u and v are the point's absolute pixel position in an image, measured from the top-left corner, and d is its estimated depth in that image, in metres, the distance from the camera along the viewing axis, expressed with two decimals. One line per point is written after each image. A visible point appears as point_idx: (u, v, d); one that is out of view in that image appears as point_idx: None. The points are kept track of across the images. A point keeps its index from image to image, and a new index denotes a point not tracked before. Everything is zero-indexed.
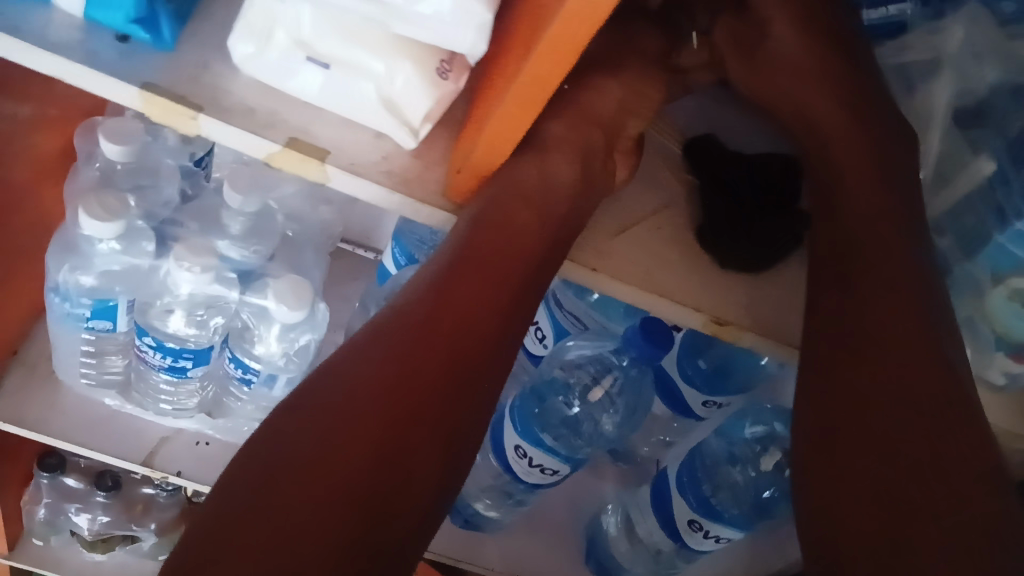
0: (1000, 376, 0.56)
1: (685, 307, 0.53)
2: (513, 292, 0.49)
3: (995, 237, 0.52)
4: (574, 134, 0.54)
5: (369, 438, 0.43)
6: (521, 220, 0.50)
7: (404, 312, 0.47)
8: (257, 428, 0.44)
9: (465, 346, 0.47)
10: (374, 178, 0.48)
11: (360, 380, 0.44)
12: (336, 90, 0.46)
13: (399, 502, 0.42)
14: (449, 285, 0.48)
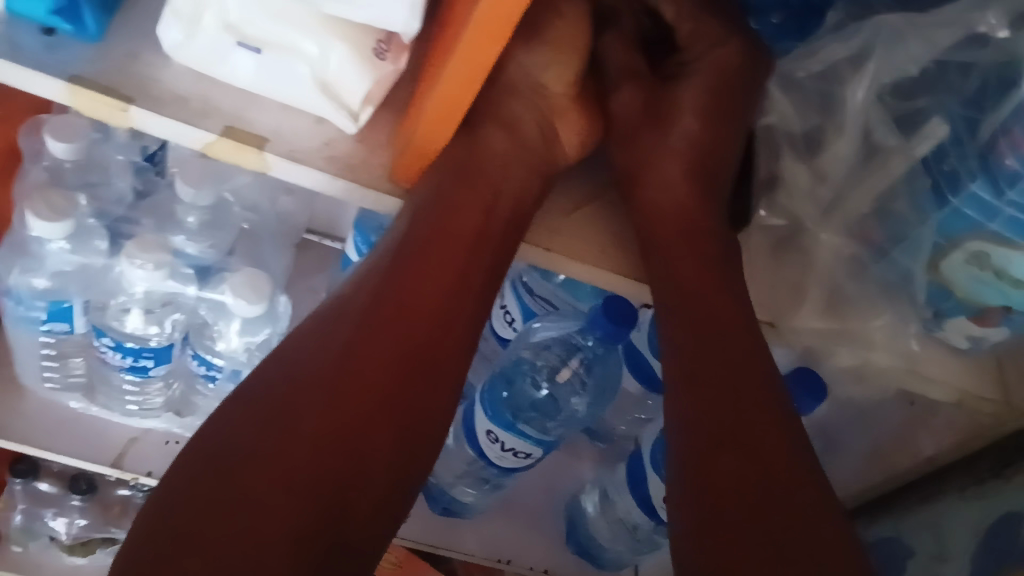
0: (964, 341, 0.57)
1: (642, 282, 0.54)
2: (462, 278, 0.49)
3: (950, 201, 0.52)
4: (509, 119, 0.54)
5: (321, 425, 0.42)
6: (466, 206, 0.50)
7: (353, 298, 0.46)
8: (204, 421, 0.43)
9: (418, 335, 0.46)
10: (314, 164, 0.47)
11: (311, 369, 0.43)
12: (270, 75, 0.45)
13: (355, 496, 0.41)
14: (400, 271, 0.47)
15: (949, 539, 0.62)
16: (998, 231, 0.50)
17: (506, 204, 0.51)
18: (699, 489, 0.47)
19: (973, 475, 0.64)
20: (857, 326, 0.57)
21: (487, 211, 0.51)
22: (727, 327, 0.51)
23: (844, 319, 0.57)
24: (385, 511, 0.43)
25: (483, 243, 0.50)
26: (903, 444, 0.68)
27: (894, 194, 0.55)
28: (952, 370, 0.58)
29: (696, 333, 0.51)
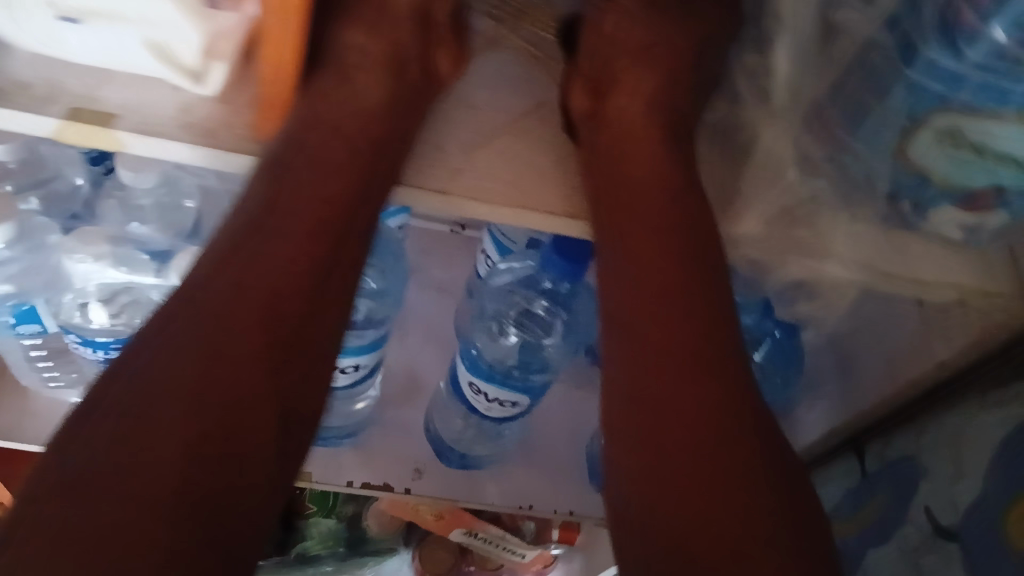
0: (958, 231, 0.49)
1: (558, 217, 0.47)
2: (317, 243, 0.47)
3: (907, 74, 0.43)
4: (386, 75, 0.52)
5: (188, 423, 0.41)
6: (323, 170, 0.48)
7: (212, 272, 0.45)
8: (62, 430, 0.41)
9: (283, 302, 0.46)
10: (171, 135, 0.43)
11: (177, 349, 0.43)
12: (104, 45, 0.41)
13: (234, 478, 0.42)
14: (259, 243, 0.46)
15: (963, 458, 0.56)
16: (969, 102, 0.42)
17: (363, 165, 0.49)
18: (634, 448, 0.47)
19: (994, 379, 0.56)
20: (816, 235, 0.51)
21: (347, 175, 0.49)
22: (661, 269, 0.48)
23: (797, 227, 0.51)
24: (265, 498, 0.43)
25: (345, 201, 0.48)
26: (918, 354, 0.59)
27: (847, 74, 0.47)
28: (948, 266, 0.50)
29: (631, 263, 0.48)
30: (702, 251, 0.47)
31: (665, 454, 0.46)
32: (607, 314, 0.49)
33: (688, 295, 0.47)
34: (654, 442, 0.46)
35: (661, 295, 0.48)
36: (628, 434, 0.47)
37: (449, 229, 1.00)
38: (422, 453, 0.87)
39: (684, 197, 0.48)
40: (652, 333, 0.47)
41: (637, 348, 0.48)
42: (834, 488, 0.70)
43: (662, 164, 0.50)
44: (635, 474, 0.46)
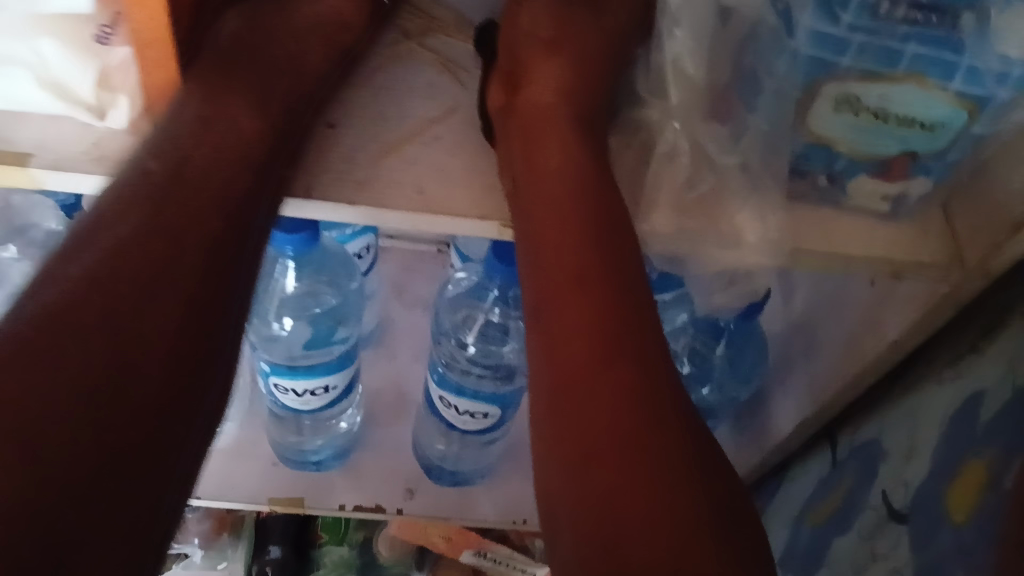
0: (883, 203, 0.49)
1: (468, 219, 0.48)
2: (226, 223, 0.46)
3: (789, 44, 0.43)
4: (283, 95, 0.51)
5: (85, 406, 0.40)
6: (226, 161, 0.47)
7: (95, 270, 0.42)
8: None
9: (186, 306, 0.44)
10: (82, 168, 0.45)
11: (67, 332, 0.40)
12: (8, 89, 0.43)
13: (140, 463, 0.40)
14: (163, 228, 0.44)
15: (918, 434, 0.54)
16: (857, 66, 0.42)
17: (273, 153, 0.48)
18: (555, 430, 0.46)
19: (952, 353, 0.54)
20: (723, 221, 0.47)
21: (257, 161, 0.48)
22: (574, 256, 0.47)
23: (702, 214, 0.47)
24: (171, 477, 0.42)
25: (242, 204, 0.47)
26: (872, 330, 0.58)
27: (746, 47, 0.47)
28: (876, 237, 0.49)
29: (550, 254, 0.47)
30: (616, 237, 0.47)
31: (583, 440, 0.44)
32: (528, 302, 0.48)
33: (605, 286, 0.46)
34: (573, 427, 0.45)
35: (582, 286, 0.46)
36: (551, 421, 0.46)
37: (436, 249, 1.01)
38: (412, 471, 0.88)
39: (600, 192, 0.47)
40: (568, 319, 0.46)
41: (557, 337, 0.47)
42: (810, 478, 0.68)
43: (575, 150, 0.49)
44: (557, 462, 0.45)
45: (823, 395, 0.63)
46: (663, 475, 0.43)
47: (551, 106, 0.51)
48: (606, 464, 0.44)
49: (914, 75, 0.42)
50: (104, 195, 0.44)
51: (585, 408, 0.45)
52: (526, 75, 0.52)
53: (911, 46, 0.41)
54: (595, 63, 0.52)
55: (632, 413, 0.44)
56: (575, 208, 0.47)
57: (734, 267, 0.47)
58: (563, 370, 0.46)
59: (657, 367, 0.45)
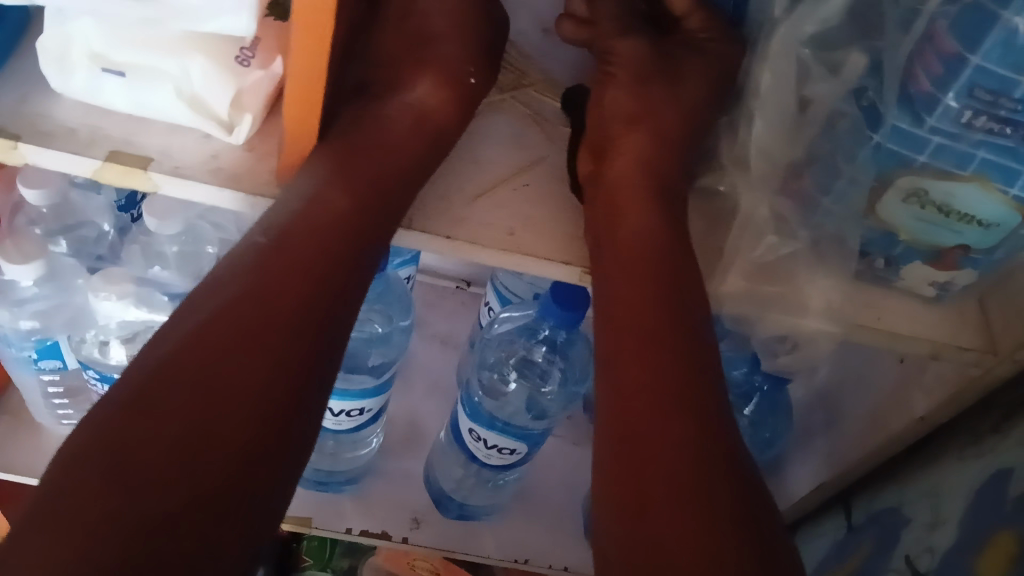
0: (930, 289, 0.53)
1: (554, 262, 0.51)
2: (342, 241, 0.48)
3: (872, 138, 0.48)
4: (392, 165, 0.51)
5: (199, 407, 0.42)
6: (347, 187, 0.49)
7: (192, 336, 0.43)
8: (87, 413, 0.42)
9: (275, 374, 0.44)
10: (201, 178, 0.47)
11: (195, 339, 0.43)
12: (143, 99, 0.46)
13: (246, 465, 0.42)
14: (286, 245, 0.46)
15: (943, 506, 0.58)
16: (931, 163, 0.46)
17: (391, 184, 0.50)
18: (616, 468, 0.46)
19: (974, 433, 0.58)
20: (790, 291, 0.53)
21: (374, 189, 0.50)
22: (649, 307, 0.49)
23: (774, 281, 0.53)
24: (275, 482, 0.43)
25: (336, 277, 0.47)
26: (899, 406, 0.62)
27: (823, 136, 0.50)
28: (921, 319, 0.53)
29: (620, 305, 0.49)
30: (693, 298, 0.49)
31: (642, 482, 0.45)
32: (599, 343, 0.50)
33: (673, 340, 0.48)
34: (631, 466, 0.45)
35: (649, 336, 0.48)
36: (610, 467, 0.47)
37: (454, 286, 1.04)
38: (420, 501, 0.89)
39: (672, 248, 0.50)
40: (635, 362, 0.48)
41: (620, 385, 0.48)
42: (822, 541, 0.71)
43: (659, 210, 0.52)
44: (615, 507, 0.45)
45: (844, 463, 0.67)
46: (722, 524, 0.43)
47: (634, 168, 0.53)
48: (665, 508, 0.44)
49: (979, 179, 0.46)
50: (214, 272, 0.46)
51: (644, 454, 0.45)
52: (613, 140, 0.54)
53: (981, 152, 0.45)
54: (681, 129, 0.54)
55: (693, 459, 0.44)
56: (648, 264, 0.50)
57: (794, 330, 0.53)
58: (625, 416, 0.47)
59: (719, 417, 0.46)
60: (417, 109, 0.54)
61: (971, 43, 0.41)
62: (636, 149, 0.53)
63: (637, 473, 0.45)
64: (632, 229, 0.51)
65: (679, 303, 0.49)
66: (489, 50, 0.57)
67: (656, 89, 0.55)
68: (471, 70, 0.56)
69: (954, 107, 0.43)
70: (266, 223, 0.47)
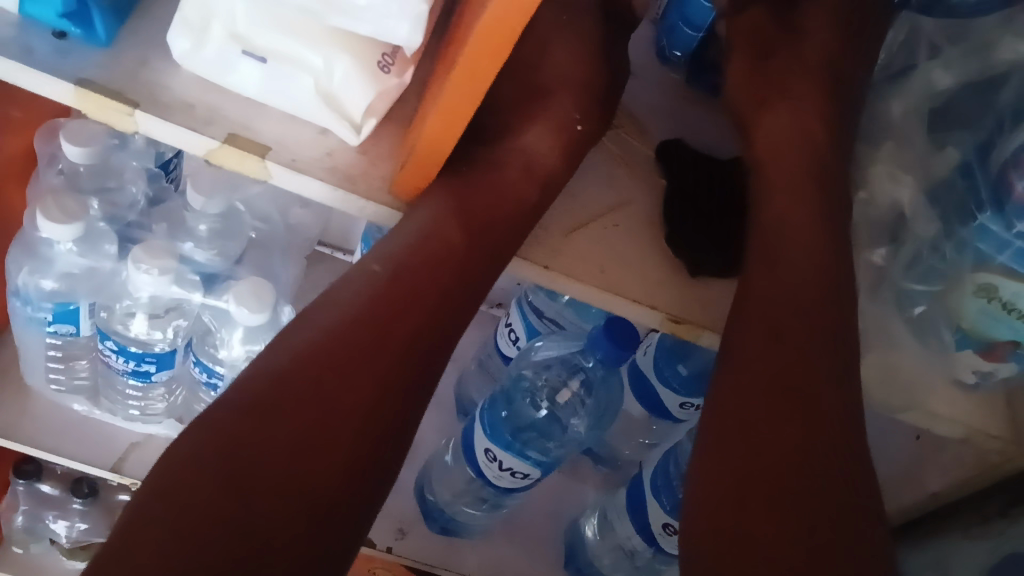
0: (971, 376, 0.55)
1: (642, 306, 0.52)
2: (458, 276, 0.49)
3: (960, 230, 0.53)
4: (506, 204, 0.52)
5: (307, 423, 0.42)
6: (468, 219, 0.50)
7: (304, 348, 0.44)
8: (198, 416, 0.42)
9: (382, 397, 0.44)
10: (314, 174, 0.47)
11: (309, 355, 0.44)
12: (275, 85, 0.46)
13: (344, 486, 0.41)
14: (410, 270, 0.47)
15: None
16: (1007, 264, 0.50)
17: (512, 217, 0.51)
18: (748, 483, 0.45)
19: (981, 515, 0.62)
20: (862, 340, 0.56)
21: (502, 223, 0.51)
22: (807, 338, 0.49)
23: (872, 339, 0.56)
24: (368, 508, 0.42)
25: (443, 312, 0.48)
26: (912, 480, 0.66)
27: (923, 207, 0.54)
28: (960, 404, 0.56)
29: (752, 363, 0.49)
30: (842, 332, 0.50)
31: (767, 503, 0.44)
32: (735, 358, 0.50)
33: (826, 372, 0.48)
34: (771, 484, 0.45)
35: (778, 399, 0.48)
36: (739, 486, 0.45)
37: None
38: (407, 511, 0.87)
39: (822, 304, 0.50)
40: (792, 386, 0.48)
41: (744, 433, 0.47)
42: None
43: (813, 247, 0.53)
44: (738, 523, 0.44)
45: None
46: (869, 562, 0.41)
47: (775, 231, 0.54)
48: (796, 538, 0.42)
49: None
50: (329, 294, 0.47)
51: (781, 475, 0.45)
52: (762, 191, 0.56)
53: None
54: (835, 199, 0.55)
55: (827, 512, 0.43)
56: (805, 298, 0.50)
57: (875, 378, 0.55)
58: (747, 461, 0.46)
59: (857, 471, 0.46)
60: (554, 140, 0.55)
61: None
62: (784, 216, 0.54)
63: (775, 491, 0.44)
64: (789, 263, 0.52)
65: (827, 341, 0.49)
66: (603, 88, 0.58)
67: (790, 161, 0.57)
68: (575, 115, 0.57)
69: None
70: (386, 251, 0.48)
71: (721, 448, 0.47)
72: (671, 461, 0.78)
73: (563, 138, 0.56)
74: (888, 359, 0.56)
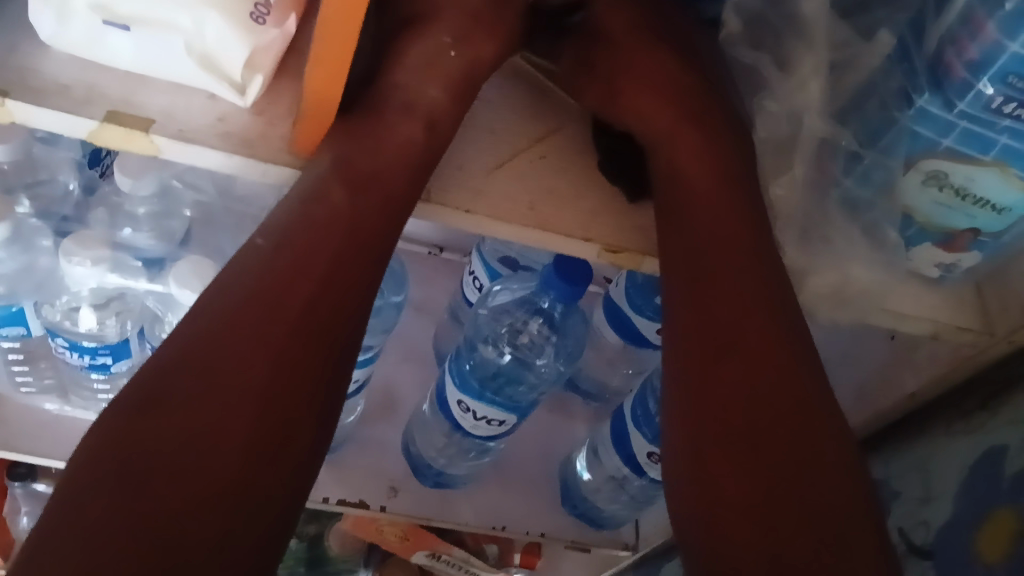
0: (934, 269, 0.54)
1: (575, 239, 0.49)
2: (360, 237, 0.46)
3: (902, 119, 0.48)
4: (389, 151, 0.48)
5: (205, 407, 0.41)
6: (378, 174, 0.47)
7: (200, 333, 0.43)
8: (99, 417, 0.41)
9: (288, 366, 0.42)
10: (206, 142, 0.44)
11: (205, 341, 0.42)
12: (150, 53, 0.43)
13: (258, 465, 0.40)
14: (304, 236, 0.45)
15: (934, 478, 0.60)
16: (953, 147, 0.47)
17: (418, 155, 0.48)
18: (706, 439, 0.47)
19: (961, 411, 0.60)
20: (821, 248, 0.54)
21: (412, 171, 0.48)
22: (739, 279, 0.49)
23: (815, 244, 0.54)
24: (291, 479, 0.42)
25: (353, 273, 0.46)
26: (887, 382, 0.64)
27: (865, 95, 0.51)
28: (925, 300, 0.54)
29: (693, 317, 0.50)
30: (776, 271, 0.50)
31: (722, 461, 0.46)
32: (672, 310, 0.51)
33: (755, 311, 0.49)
34: (727, 442, 0.46)
35: (714, 347, 0.48)
36: (696, 446, 0.47)
37: (427, 252, 1.02)
38: (397, 470, 0.87)
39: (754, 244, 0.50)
40: (727, 336, 0.49)
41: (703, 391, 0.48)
42: None
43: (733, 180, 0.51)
44: (701, 483, 0.46)
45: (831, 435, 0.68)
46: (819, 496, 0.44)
47: (700, 165, 0.52)
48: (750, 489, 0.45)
49: (1000, 164, 0.46)
50: (226, 269, 0.45)
51: (737, 430, 0.46)
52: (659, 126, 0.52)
53: (1004, 139, 0.45)
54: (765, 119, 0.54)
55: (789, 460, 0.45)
56: (727, 236, 0.50)
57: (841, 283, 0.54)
58: (714, 411, 0.47)
59: (821, 404, 0.47)
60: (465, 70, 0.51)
61: (1011, 30, 0.41)
62: (702, 143, 0.52)
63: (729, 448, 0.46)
64: (706, 201, 0.51)
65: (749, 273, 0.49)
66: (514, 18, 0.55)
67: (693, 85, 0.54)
68: (449, 39, 0.50)
69: (987, 93, 0.44)
70: (285, 220, 0.45)
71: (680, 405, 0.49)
72: (649, 392, 0.76)
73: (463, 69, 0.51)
74: (838, 272, 0.53)
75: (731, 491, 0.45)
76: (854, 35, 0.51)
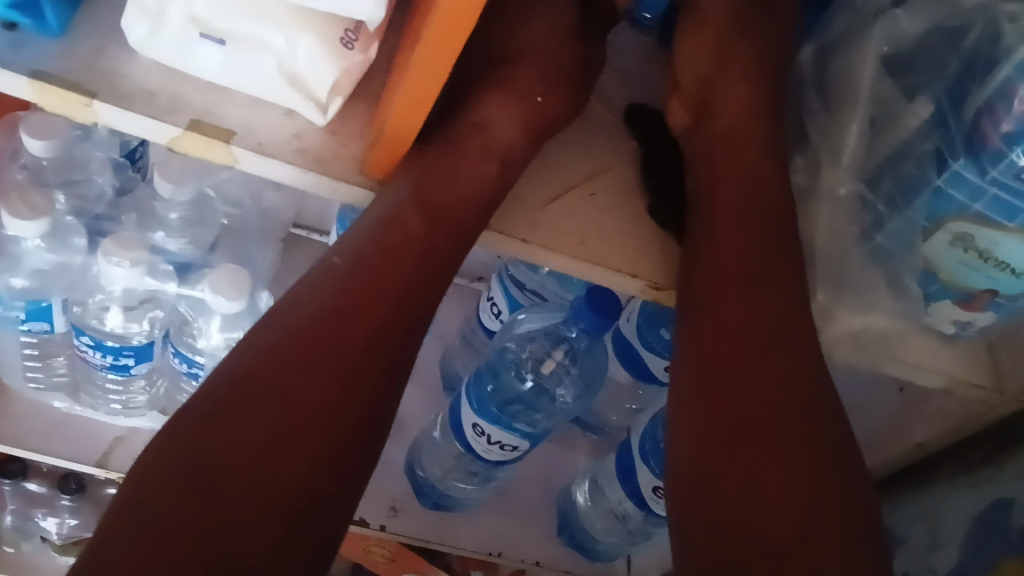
0: (951, 326, 0.56)
1: (623, 274, 0.51)
2: (423, 263, 0.49)
3: (935, 181, 0.52)
4: (464, 185, 0.50)
5: (270, 420, 0.42)
6: (449, 206, 0.50)
7: (269, 348, 0.44)
8: (168, 422, 0.43)
9: (349, 389, 0.44)
10: (284, 157, 0.46)
11: (272, 356, 0.44)
12: (237, 67, 0.44)
13: (312, 480, 0.42)
14: (373, 262, 0.47)
15: (940, 525, 0.63)
16: (982, 213, 0.50)
17: (489, 192, 0.51)
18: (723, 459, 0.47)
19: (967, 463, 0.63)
20: (852, 292, 0.56)
21: (479, 204, 0.50)
22: (766, 308, 0.50)
23: (838, 289, 0.56)
24: (341, 496, 0.43)
25: (413, 301, 0.48)
26: (896, 431, 0.67)
27: (903, 156, 0.54)
28: (940, 355, 0.56)
29: (725, 341, 0.50)
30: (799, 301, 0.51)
31: (748, 488, 0.45)
32: (697, 334, 0.51)
33: (789, 335, 0.49)
34: (742, 461, 0.46)
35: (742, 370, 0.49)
36: (716, 466, 0.47)
37: None
38: (399, 489, 0.87)
39: (776, 271, 0.51)
40: (758, 358, 0.49)
41: (730, 414, 0.48)
42: None
43: (768, 209, 0.53)
44: (723, 511, 0.45)
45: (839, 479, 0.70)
46: (842, 527, 0.44)
47: (737, 198, 0.54)
48: (775, 516, 0.44)
49: None
50: (295, 288, 0.47)
51: (759, 454, 0.46)
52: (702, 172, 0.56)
53: None
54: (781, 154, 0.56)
55: (816, 489, 0.45)
56: (765, 264, 0.51)
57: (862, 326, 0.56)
58: (738, 436, 0.47)
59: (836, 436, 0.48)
60: (524, 112, 0.54)
61: None
62: (737, 184, 0.55)
63: (753, 473, 0.46)
64: (745, 233, 0.53)
65: (774, 299, 0.50)
66: (569, 70, 0.58)
67: (745, 138, 0.57)
68: (537, 87, 0.56)
69: (1020, 163, 0.47)
70: (352, 244, 0.48)
71: (700, 424, 0.48)
72: (659, 425, 0.78)
73: (523, 110, 0.55)
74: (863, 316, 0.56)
75: (757, 515, 0.45)
76: (897, 96, 0.56)
